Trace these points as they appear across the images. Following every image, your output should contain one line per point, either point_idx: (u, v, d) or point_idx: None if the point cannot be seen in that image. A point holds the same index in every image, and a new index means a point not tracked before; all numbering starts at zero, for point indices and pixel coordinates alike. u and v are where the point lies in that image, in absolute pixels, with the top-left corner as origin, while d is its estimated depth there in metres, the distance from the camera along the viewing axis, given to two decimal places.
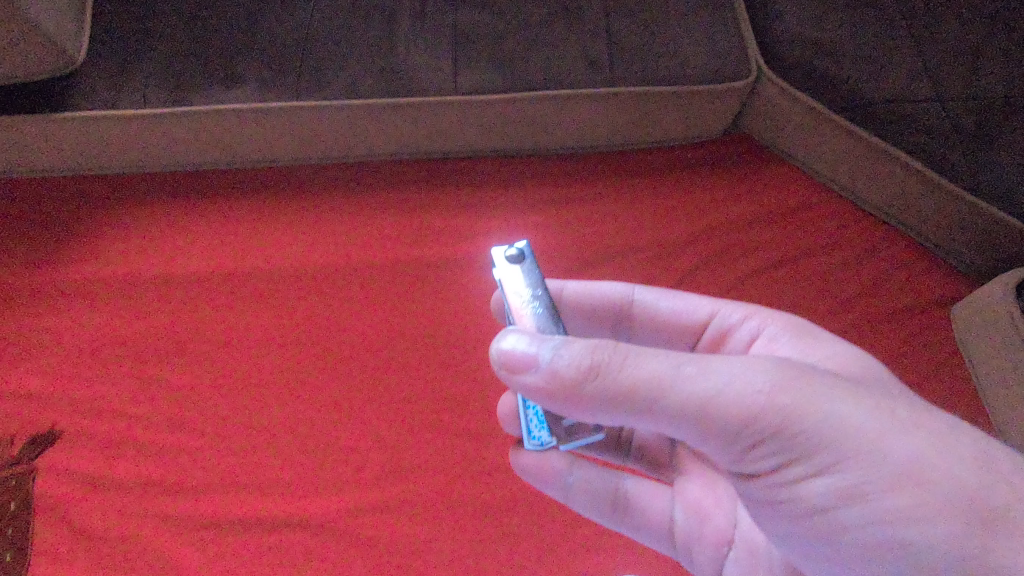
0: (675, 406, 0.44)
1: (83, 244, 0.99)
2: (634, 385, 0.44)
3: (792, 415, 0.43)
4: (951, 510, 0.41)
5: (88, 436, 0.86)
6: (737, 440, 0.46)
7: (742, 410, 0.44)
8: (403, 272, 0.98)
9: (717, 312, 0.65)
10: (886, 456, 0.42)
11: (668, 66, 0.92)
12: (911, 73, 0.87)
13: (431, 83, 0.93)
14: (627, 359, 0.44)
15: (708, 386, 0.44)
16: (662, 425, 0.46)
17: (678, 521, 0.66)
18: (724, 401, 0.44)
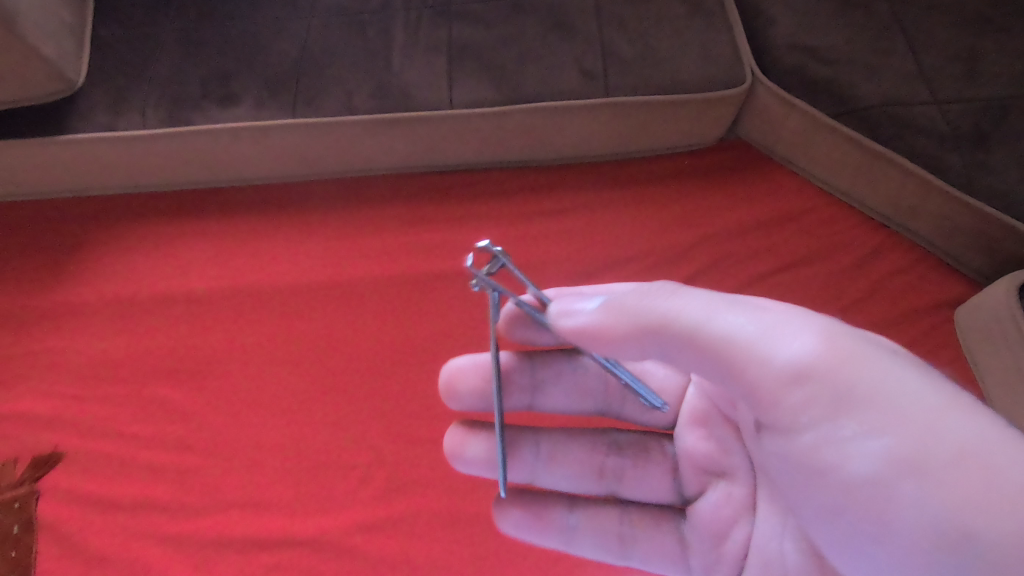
0: (720, 338, 0.49)
1: (78, 265, 0.97)
2: (673, 318, 0.51)
3: (827, 360, 0.46)
4: (961, 458, 0.42)
5: (91, 459, 0.85)
6: (767, 385, 0.48)
7: (775, 350, 0.47)
8: (403, 287, 0.95)
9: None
10: (909, 407, 0.44)
11: (664, 76, 0.91)
12: (906, 81, 0.89)
13: (428, 96, 0.91)
14: (671, 299, 0.53)
15: (743, 324, 0.49)
16: (693, 360, 0.51)
17: (688, 539, 0.66)
18: (761, 339, 0.48)
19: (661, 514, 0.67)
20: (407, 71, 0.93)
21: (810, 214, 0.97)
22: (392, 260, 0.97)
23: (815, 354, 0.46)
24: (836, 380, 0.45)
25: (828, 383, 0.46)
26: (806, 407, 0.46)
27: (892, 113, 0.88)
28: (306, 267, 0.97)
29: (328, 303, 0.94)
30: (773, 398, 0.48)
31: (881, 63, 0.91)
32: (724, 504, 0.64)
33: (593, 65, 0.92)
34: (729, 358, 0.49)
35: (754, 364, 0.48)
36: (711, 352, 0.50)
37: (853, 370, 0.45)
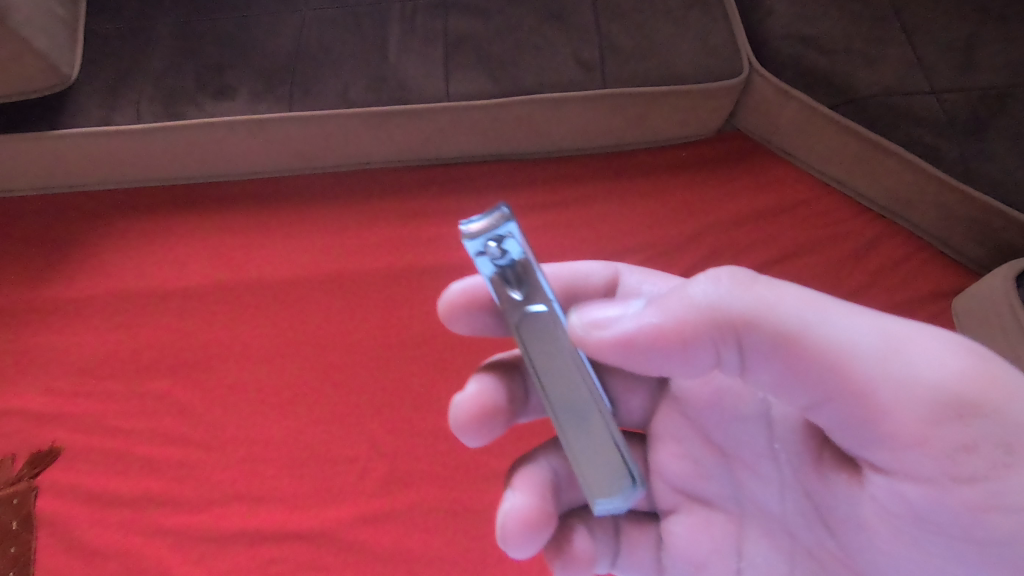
0: (854, 360, 0.39)
1: (74, 260, 0.97)
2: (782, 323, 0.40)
3: (987, 394, 0.38)
4: None
5: (89, 454, 0.85)
6: (913, 412, 0.38)
7: (930, 380, 0.38)
8: (400, 279, 0.95)
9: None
10: None
11: (661, 66, 0.91)
12: (902, 71, 0.89)
13: (425, 88, 0.91)
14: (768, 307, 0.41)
15: (878, 342, 0.39)
16: (803, 373, 0.40)
17: (665, 566, 0.55)
18: (911, 367, 0.38)
19: (641, 525, 0.56)
20: (403, 63, 0.92)
21: (809, 205, 0.97)
22: (390, 253, 0.97)
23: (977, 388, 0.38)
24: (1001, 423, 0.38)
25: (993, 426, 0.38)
26: (955, 448, 0.38)
27: (889, 103, 0.88)
28: (303, 261, 0.96)
29: (326, 296, 0.94)
30: (911, 434, 0.38)
31: (877, 52, 0.91)
32: (706, 533, 0.53)
33: (591, 56, 0.92)
34: (861, 380, 0.39)
35: (899, 392, 0.38)
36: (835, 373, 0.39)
37: (1023, 411, 0.38)
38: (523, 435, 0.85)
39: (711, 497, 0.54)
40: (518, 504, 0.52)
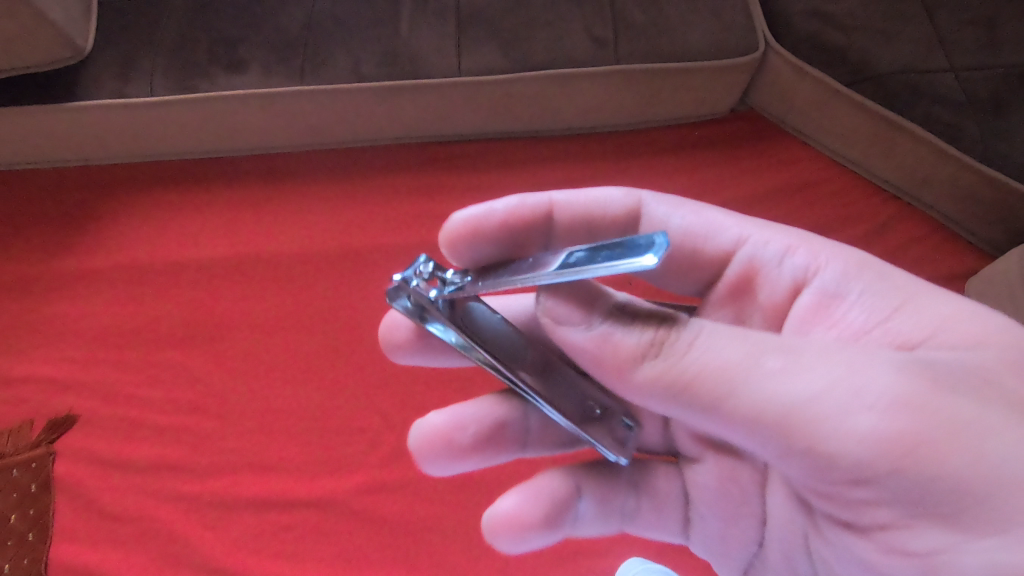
0: (856, 440, 0.38)
1: (90, 232, 0.98)
2: (810, 400, 0.38)
3: (879, 449, 0.38)
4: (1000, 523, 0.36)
5: (104, 421, 0.87)
6: (822, 466, 0.40)
7: (974, 479, 0.37)
8: (408, 254, 0.95)
9: (747, 239, 0.52)
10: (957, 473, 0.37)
11: (675, 42, 0.90)
12: (921, 49, 0.88)
13: (437, 63, 0.91)
14: (775, 351, 0.40)
15: (784, 384, 0.39)
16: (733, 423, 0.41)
17: (693, 518, 0.59)
18: (960, 458, 0.37)
19: (666, 474, 0.59)
20: (415, 37, 0.92)
21: (821, 185, 0.96)
22: (400, 229, 0.97)
23: (899, 446, 0.37)
24: (922, 474, 0.37)
25: (927, 481, 0.37)
26: (909, 504, 0.39)
27: (907, 82, 0.86)
28: (314, 235, 0.97)
29: (336, 270, 0.95)
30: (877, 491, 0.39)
31: (896, 30, 0.89)
32: (733, 480, 0.55)
33: (604, 32, 0.91)
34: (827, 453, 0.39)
35: (925, 486, 0.38)
36: (846, 460, 0.38)
37: (908, 443, 0.37)
38: None
39: (738, 449, 0.54)
40: (433, 422, 0.58)
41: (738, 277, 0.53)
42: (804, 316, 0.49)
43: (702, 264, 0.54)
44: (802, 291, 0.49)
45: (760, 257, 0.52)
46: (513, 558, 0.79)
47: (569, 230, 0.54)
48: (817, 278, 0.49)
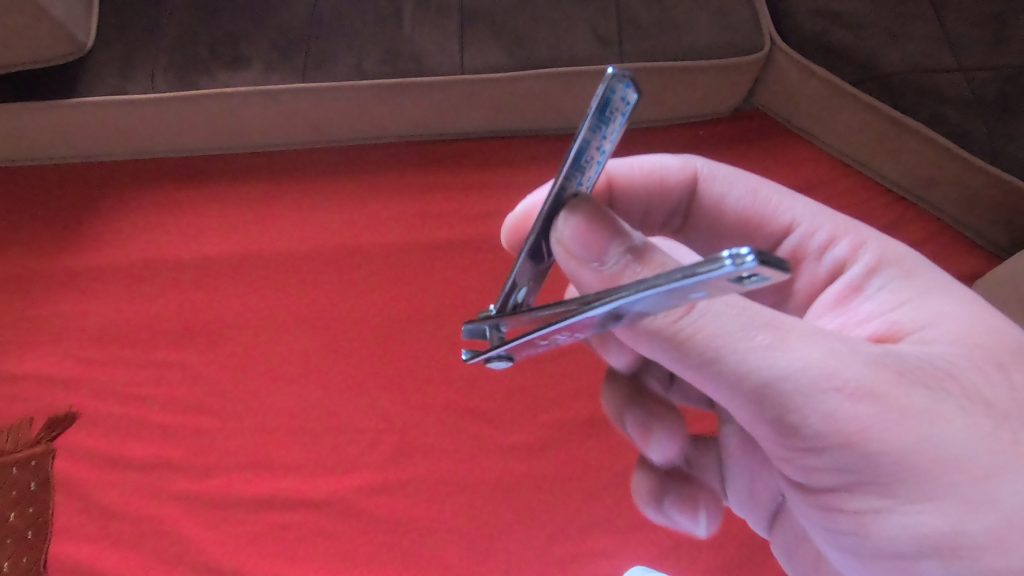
0: (821, 413, 0.39)
1: (91, 229, 0.98)
2: (790, 376, 0.39)
3: (839, 424, 0.39)
4: (932, 499, 0.39)
5: (104, 419, 0.86)
6: (784, 430, 0.41)
7: (917, 460, 0.39)
8: (410, 252, 0.95)
9: (798, 224, 0.53)
10: (907, 455, 0.39)
11: (679, 41, 0.89)
12: (928, 48, 0.87)
13: (439, 61, 0.90)
14: (769, 328, 0.39)
15: (768, 358, 0.39)
16: (709, 385, 0.41)
17: (727, 477, 0.64)
18: (911, 443, 0.38)
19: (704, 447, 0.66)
20: (417, 35, 0.91)
21: (827, 185, 0.96)
22: (403, 228, 0.97)
23: (861, 425, 0.38)
24: (877, 452, 0.39)
25: (878, 458, 0.39)
26: (853, 476, 0.41)
27: (914, 81, 0.86)
28: (316, 233, 0.97)
29: (338, 269, 0.94)
30: (830, 460, 0.41)
31: (903, 29, 0.88)
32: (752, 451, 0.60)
33: (608, 30, 0.90)
34: (796, 420, 0.40)
35: (873, 461, 0.39)
36: (808, 430, 0.40)
37: (869, 425, 0.38)
38: (533, 409, 0.86)
39: None
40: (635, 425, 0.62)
41: (786, 260, 0.54)
42: (827, 303, 0.51)
43: (755, 241, 0.55)
44: (833, 280, 0.51)
45: (803, 247, 0.53)
46: (515, 560, 0.79)
47: (628, 204, 0.56)
48: (851, 269, 0.51)
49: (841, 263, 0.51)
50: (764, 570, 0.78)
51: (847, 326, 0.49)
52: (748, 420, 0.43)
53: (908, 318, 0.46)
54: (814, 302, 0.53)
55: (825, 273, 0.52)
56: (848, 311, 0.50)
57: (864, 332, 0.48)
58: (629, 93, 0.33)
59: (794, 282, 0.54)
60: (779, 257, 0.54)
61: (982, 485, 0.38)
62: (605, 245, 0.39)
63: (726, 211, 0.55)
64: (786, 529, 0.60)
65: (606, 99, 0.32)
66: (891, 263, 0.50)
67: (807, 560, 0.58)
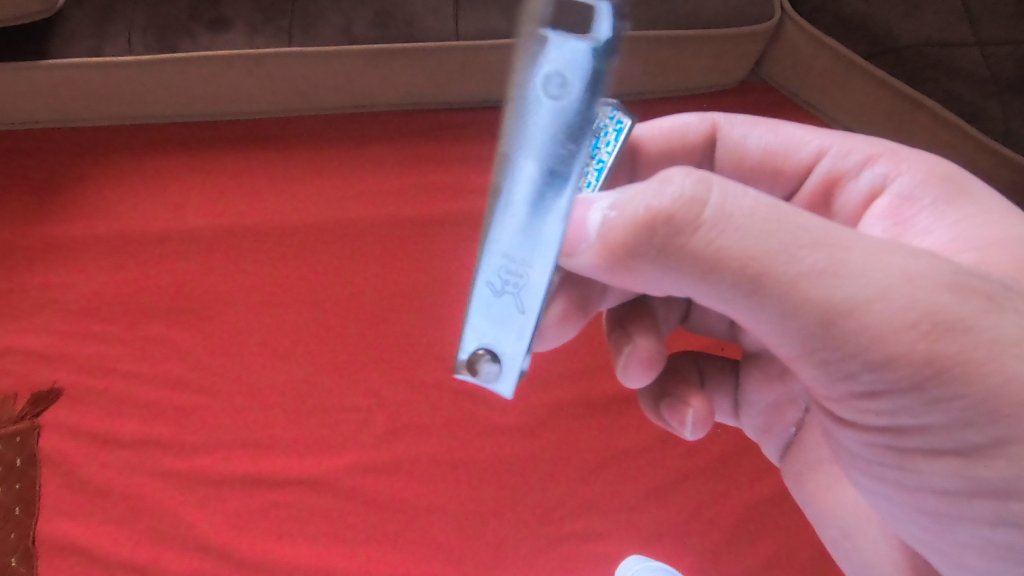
0: (884, 350, 0.35)
1: (70, 197, 0.94)
2: (849, 306, 0.34)
3: (904, 361, 0.35)
4: (1004, 440, 0.35)
5: (89, 395, 0.85)
6: (838, 364, 0.37)
7: (996, 404, 0.34)
8: (401, 226, 0.92)
9: (827, 150, 0.51)
10: (983, 396, 0.34)
11: (685, 7, 0.85)
12: (945, 20, 0.83)
13: (432, 25, 0.86)
14: (819, 245, 0.34)
15: (823, 281, 0.34)
16: (747, 311, 0.37)
17: (742, 402, 0.61)
18: (986, 384, 0.34)
19: (723, 373, 0.61)
20: None
21: None
22: (394, 201, 0.94)
23: (930, 362, 0.34)
24: (948, 391, 0.35)
25: (948, 397, 0.35)
26: (915, 414, 0.37)
27: (929, 55, 0.82)
28: (305, 204, 0.94)
29: (327, 244, 0.91)
30: (888, 397, 0.37)
31: None
32: (776, 381, 0.57)
33: None
34: (855, 355, 0.36)
35: (941, 400, 0.35)
36: (866, 367, 0.36)
37: (940, 361, 0.34)
38: (527, 390, 0.85)
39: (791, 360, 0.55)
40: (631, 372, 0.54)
41: (820, 188, 0.52)
42: (877, 214, 0.48)
43: (780, 181, 0.53)
44: (879, 195, 0.49)
45: (837, 168, 0.51)
46: (507, 539, 0.79)
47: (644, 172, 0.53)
48: (902, 182, 0.48)
49: (887, 176, 0.49)
50: (752, 550, 0.79)
51: (898, 239, 0.47)
52: (792, 354, 0.39)
53: (967, 234, 0.44)
54: (862, 217, 0.50)
55: (860, 198, 0.50)
56: (904, 224, 0.47)
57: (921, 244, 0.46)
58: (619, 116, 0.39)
59: (833, 204, 0.51)
60: (812, 185, 0.52)
61: None
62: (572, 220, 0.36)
63: (748, 155, 0.53)
64: (801, 456, 0.58)
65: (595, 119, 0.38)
66: (944, 176, 0.47)
67: (818, 488, 0.58)
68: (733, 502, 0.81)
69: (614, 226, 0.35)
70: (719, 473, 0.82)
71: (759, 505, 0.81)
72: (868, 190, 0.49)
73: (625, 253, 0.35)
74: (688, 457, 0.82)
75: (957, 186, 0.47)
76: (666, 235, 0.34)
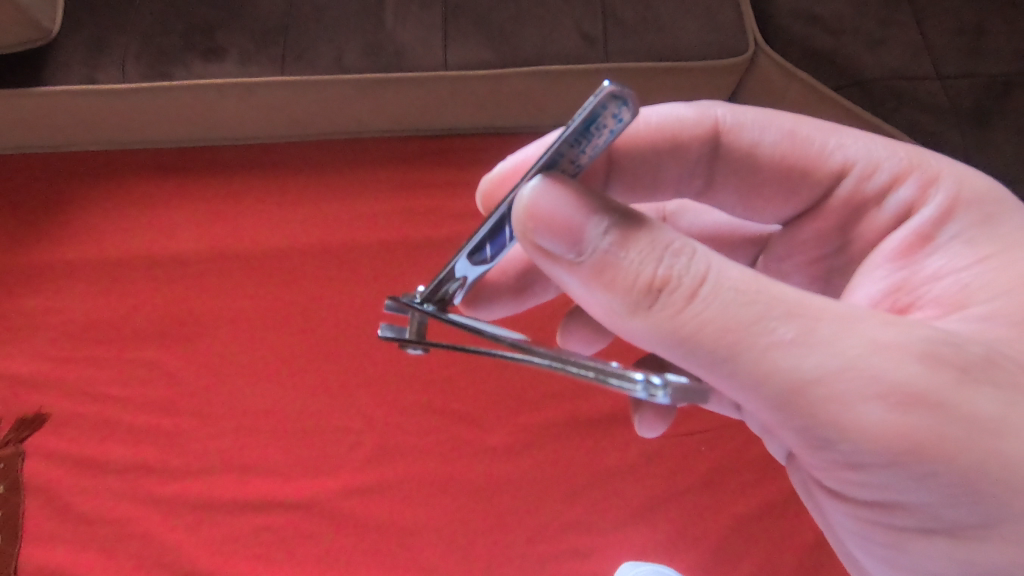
0: (859, 430, 0.36)
1: (59, 222, 0.95)
2: (823, 382, 0.36)
3: (879, 439, 0.36)
4: (974, 502, 0.38)
5: (76, 421, 0.84)
6: (817, 441, 0.38)
7: (965, 472, 0.37)
8: (392, 250, 0.94)
9: (853, 166, 0.49)
10: (955, 465, 0.36)
11: (664, 41, 0.89)
12: (908, 55, 0.88)
13: (422, 56, 0.88)
14: (792, 316, 0.35)
15: (797, 358, 0.35)
16: (725, 385, 0.38)
17: None
18: (957, 452, 0.36)
19: None
20: (401, 28, 0.89)
21: None
22: (384, 226, 0.95)
23: (905, 437, 0.36)
24: (921, 465, 0.37)
25: (922, 470, 0.37)
26: (891, 486, 0.39)
27: (895, 87, 0.87)
28: (296, 229, 0.95)
29: (318, 268, 0.93)
30: (865, 473, 0.39)
31: (884, 35, 0.89)
32: None
33: (594, 28, 0.89)
34: (831, 432, 0.37)
35: (915, 472, 0.37)
36: (842, 445, 0.37)
37: (913, 435, 0.36)
38: (516, 411, 0.86)
39: None
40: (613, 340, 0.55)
41: (845, 205, 0.50)
42: (893, 251, 0.47)
43: (802, 189, 0.50)
44: (901, 225, 0.47)
45: (859, 191, 0.49)
46: (496, 559, 0.79)
47: (622, 173, 0.50)
48: (920, 213, 0.47)
49: (908, 205, 0.47)
50: (738, 566, 0.80)
51: (908, 283, 0.45)
52: (772, 424, 0.40)
53: (979, 283, 0.43)
54: (877, 246, 0.49)
55: (886, 224, 0.48)
56: (915, 265, 0.45)
57: (929, 294, 0.44)
58: (626, 117, 0.30)
59: (857, 227, 0.50)
60: (839, 203, 0.50)
61: None
62: (545, 230, 0.35)
63: (761, 159, 0.50)
64: None
65: (594, 115, 0.30)
66: (968, 206, 0.46)
67: None
68: (718, 519, 0.82)
69: (608, 268, 0.35)
70: (705, 490, 0.83)
71: (745, 522, 0.82)
72: (888, 220, 0.48)
73: (611, 308, 0.37)
74: (674, 475, 0.84)
75: (978, 213, 0.46)
76: (655, 302, 0.35)
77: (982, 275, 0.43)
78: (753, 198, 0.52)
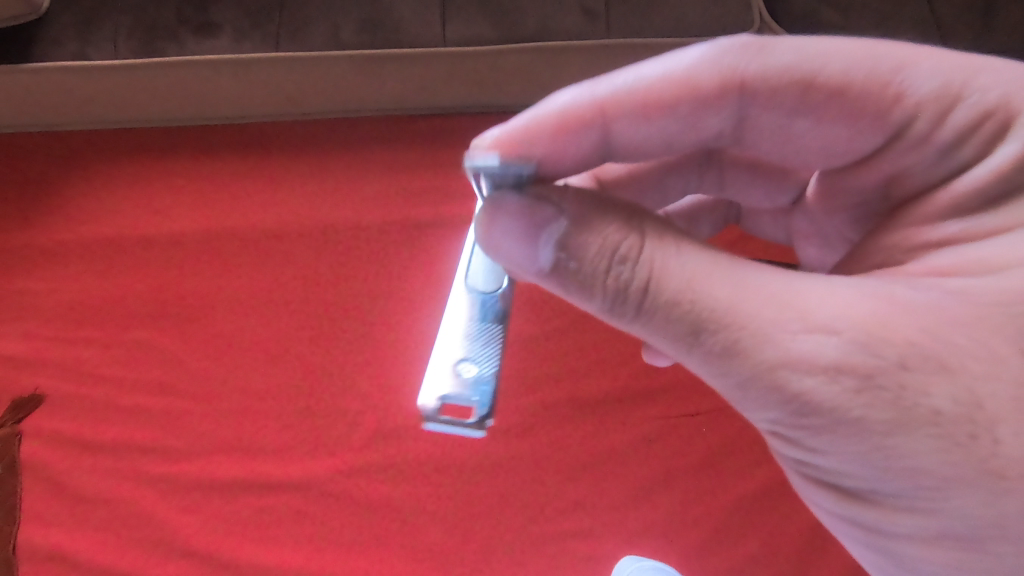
0: (778, 419, 0.38)
1: (52, 201, 0.93)
2: (739, 378, 0.37)
3: (794, 429, 0.37)
4: (895, 504, 0.37)
5: (72, 401, 0.84)
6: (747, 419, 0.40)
7: (884, 477, 0.36)
8: (390, 230, 0.93)
9: (924, 105, 0.40)
10: (871, 469, 0.36)
11: (666, 17, 0.87)
12: (916, 31, 0.87)
13: (419, 32, 0.87)
14: (716, 317, 0.36)
15: (713, 354, 0.37)
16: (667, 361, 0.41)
17: None
18: (875, 459, 0.36)
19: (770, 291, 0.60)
20: (398, 4, 0.88)
21: None
22: (382, 206, 0.94)
23: (819, 434, 0.37)
24: (839, 461, 0.37)
25: (841, 466, 0.37)
26: (819, 473, 0.40)
27: None
28: (293, 208, 0.94)
29: (315, 248, 0.92)
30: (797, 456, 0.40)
31: (892, 11, 0.87)
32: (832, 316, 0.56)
33: (594, 3, 0.88)
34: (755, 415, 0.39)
35: (835, 466, 0.38)
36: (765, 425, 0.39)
37: (829, 436, 0.36)
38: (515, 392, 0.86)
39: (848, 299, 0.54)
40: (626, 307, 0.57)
41: (909, 148, 0.41)
42: (933, 212, 0.40)
43: (868, 131, 0.42)
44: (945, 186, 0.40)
45: (922, 138, 0.41)
46: (495, 540, 0.79)
47: (639, 140, 0.45)
48: (968, 175, 0.39)
49: (959, 164, 0.40)
50: (738, 547, 0.80)
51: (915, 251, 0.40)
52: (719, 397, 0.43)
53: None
54: (911, 205, 0.42)
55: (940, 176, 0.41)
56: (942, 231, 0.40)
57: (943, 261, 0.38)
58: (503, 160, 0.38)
59: (912, 176, 0.42)
60: (903, 151, 0.42)
61: (962, 506, 0.35)
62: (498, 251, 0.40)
63: (817, 89, 0.42)
64: None
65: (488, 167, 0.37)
66: None
67: None
68: (719, 500, 0.82)
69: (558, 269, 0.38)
70: (705, 471, 0.83)
71: (744, 504, 0.82)
72: (938, 175, 0.41)
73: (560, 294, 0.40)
74: (674, 456, 0.83)
75: None
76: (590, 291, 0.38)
77: (1005, 245, 0.37)
78: (796, 150, 0.46)
